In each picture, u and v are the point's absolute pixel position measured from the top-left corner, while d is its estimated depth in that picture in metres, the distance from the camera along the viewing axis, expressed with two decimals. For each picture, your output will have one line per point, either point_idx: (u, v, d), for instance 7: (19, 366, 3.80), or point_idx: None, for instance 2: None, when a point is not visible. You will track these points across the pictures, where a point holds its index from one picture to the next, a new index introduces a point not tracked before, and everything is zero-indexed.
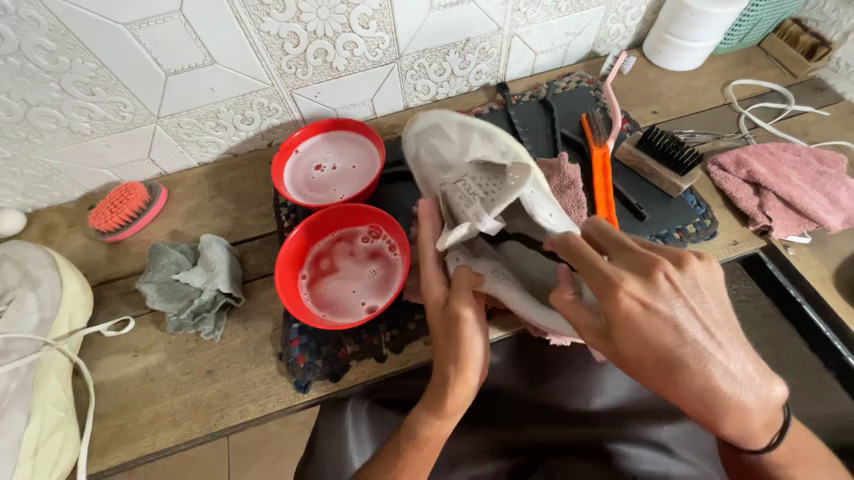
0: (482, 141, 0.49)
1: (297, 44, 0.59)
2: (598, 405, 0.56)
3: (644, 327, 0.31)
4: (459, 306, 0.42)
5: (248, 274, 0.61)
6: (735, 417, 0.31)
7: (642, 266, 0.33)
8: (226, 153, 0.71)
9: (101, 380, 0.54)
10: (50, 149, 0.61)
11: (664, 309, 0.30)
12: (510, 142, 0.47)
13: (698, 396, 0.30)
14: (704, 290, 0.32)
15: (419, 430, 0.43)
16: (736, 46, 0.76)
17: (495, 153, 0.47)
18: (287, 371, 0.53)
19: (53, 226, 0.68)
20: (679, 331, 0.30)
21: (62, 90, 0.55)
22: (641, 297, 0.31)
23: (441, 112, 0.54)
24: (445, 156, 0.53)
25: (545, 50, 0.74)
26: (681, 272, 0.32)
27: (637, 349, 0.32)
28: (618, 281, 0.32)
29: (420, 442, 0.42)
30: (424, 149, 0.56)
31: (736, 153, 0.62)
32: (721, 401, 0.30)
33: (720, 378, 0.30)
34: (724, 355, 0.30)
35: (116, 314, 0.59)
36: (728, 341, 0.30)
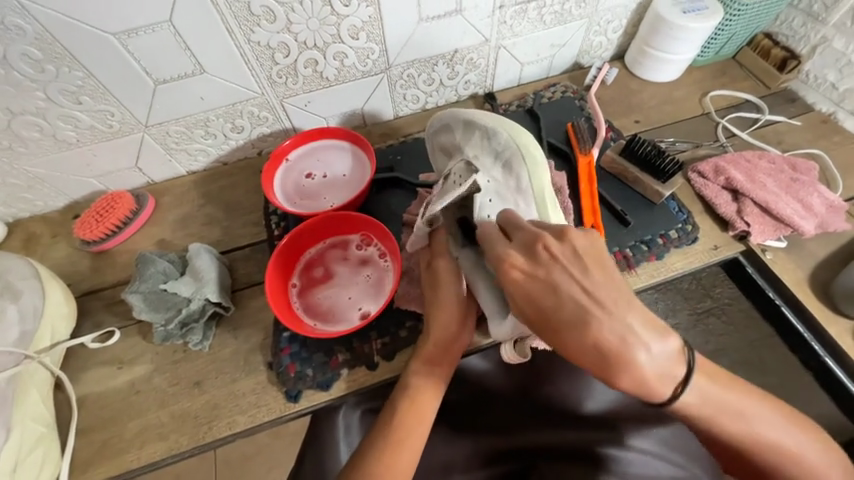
0: (481, 139, 0.48)
1: (287, 54, 0.60)
2: (590, 407, 0.56)
3: (528, 289, 0.36)
4: (438, 260, 0.50)
5: (238, 283, 0.60)
6: (632, 369, 0.33)
7: (527, 242, 0.37)
8: (215, 162, 0.71)
9: (84, 393, 0.53)
10: (34, 157, 0.60)
11: (543, 275, 0.35)
12: (510, 139, 0.46)
13: (584, 347, 0.33)
14: (583, 257, 0.35)
15: (409, 380, 0.46)
16: (712, 58, 0.80)
17: (491, 154, 0.47)
18: (277, 381, 0.53)
19: (36, 236, 0.66)
20: (557, 292, 0.35)
21: (48, 99, 0.54)
22: (526, 268, 0.36)
23: (450, 112, 0.52)
24: (452, 151, 0.53)
25: (531, 61, 0.76)
26: (561, 243, 0.36)
27: (532, 312, 0.36)
28: (506, 257, 0.37)
29: (418, 410, 0.45)
30: (440, 147, 0.55)
31: (715, 161, 0.65)
32: (610, 353, 0.33)
33: (603, 332, 0.33)
34: (604, 310, 0.33)
35: (100, 325, 0.58)
36: (610, 300, 0.34)
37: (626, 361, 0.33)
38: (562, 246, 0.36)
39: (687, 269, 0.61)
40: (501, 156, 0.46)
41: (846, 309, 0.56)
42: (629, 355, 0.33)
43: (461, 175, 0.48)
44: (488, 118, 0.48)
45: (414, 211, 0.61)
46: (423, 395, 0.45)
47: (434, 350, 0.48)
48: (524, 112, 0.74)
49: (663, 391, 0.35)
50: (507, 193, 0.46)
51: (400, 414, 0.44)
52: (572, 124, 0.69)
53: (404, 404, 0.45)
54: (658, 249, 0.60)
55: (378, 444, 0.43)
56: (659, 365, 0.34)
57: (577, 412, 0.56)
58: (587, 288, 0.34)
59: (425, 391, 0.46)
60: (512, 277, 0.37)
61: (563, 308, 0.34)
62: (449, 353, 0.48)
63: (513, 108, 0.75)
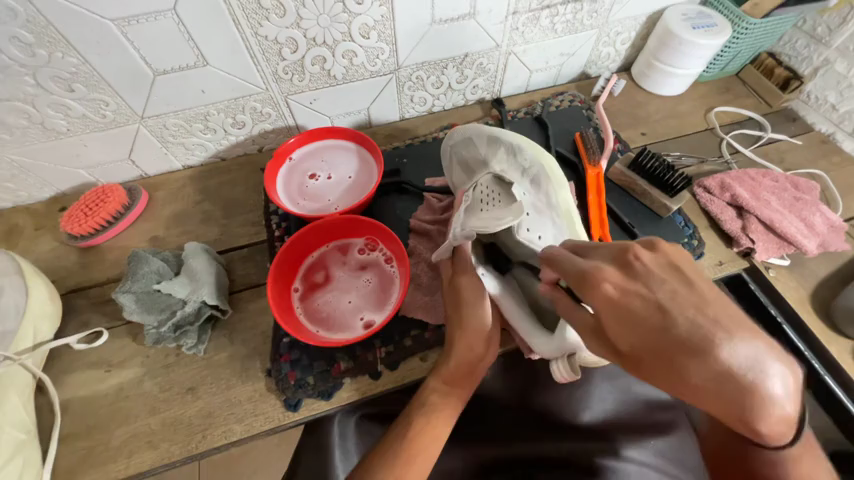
0: (507, 154, 0.49)
1: (295, 49, 0.58)
2: (588, 418, 0.55)
3: (629, 307, 0.28)
4: (459, 276, 0.48)
5: (236, 285, 0.58)
6: (767, 415, 0.24)
7: (615, 254, 0.30)
8: (214, 157, 0.68)
9: (68, 398, 0.50)
10: (20, 146, 0.57)
11: (640, 287, 0.28)
12: (536, 156, 0.48)
13: (712, 387, 0.24)
14: (680, 271, 0.28)
15: (428, 397, 0.45)
16: (717, 74, 0.81)
17: (518, 170, 0.49)
18: (276, 389, 0.51)
19: (18, 228, 0.63)
20: (665, 311, 0.26)
21: (39, 85, 0.51)
22: (619, 280, 0.29)
23: (473, 126, 0.53)
24: (472, 166, 0.53)
25: (540, 69, 0.76)
26: (654, 252, 0.29)
27: (639, 343, 0.27)
28: (596, 271, 0.30)
29: (433, 430, 0.43)
30: (457, 161, 0.55)
31: (720, 177, 0.65)
32: (737, 389, 0.24)
33: (732, 363, 0.24)
34: (731, 341, 0.24)
35: (87, 325, 0.55)
36: (731, 321, 0.24)
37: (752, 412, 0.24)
38: (657, 256, 0.29)
39: None
40: (529, 172, 0.48)
41: (845, 328, 0.57)
42: (758, 395, 0.24)
43: (493, 189, 0.49)
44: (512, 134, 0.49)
45: (421, 217, 0.61)
46: (442, 415, 0.44)
47: (457, 371, 0.46)
48: (532, 120, 0.73)
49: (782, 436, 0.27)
50: (543, 207, 0.47)
51: (415, 433, 0.43)
52: (580, 134, 0.69)
53: (421, 424, 0.43)
54: None
55: (386, 462, 0.41)
56: (792, 407, 0.25)
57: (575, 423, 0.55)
58: (701, 307, 0.25)
59: (442, 411, 0.44)
60: (604, 292, 0.29)
61: (673, 332, 0.25)
62: (471, 376, 0.46)
63: (521, 116, 0.74)
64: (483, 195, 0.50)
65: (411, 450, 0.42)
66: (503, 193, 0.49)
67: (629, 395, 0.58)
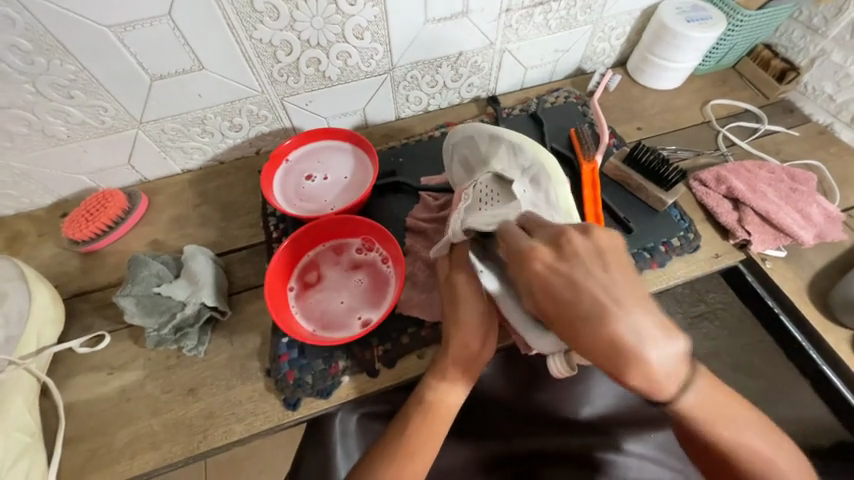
0: (507, 154, 0.48)
1: (290, 52, 0.58)
2: (588, 413, 0.56)
3: (549, 282, 0.33)
4: (454, 273, 0.48)
5: (235, 286, 0.59)
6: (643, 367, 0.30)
7: (552, 237, 0.35)
8: (212, 160, 0.69)
9: (71, 400, 0.51)
10: (21, 153, 0.57)
11: (567, 270, 0.32)
12: (536, 154, 0.47)
13: (603, 344, 0.30)
14: (605, 255, 0.33)
15: (425, 394, 0.45)
16: (713, 67, 0.80)
17: (518, 169, 0.48)
18: (275, 388, 0.51)
19: (21, 234, 0.64)
20: (577, 289, 0.31)
21: (38, 93, 0.52)
22: (550, 260, 0.33)
23: (473, 124, 0.52)
24: (473, 164, 0.53)
25: (535, 65, 0.76)
26: (585, 237, 0.34)
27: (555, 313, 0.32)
28: (529, 251, 0.35)
29: (431, 428, 0.43)
30: (458, 159, 0.56)
31: (717, 170, 0.65)
32: (625, 347, 0.30)
33: (621, 327, 0.30)
34: (621, 307, 0.30)
35: (89, 329, 0.56)
36: (620, 293, 0.31)
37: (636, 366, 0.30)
38: (587, 241, 0.33)
39: (689, 276, 0.61)
40: (529, 171, 0.47)
41: (844, 319, 0.56)
42: (637, 352, 0.30)
43: (493, 188, 0.49)
44: (512, 133, 0.48)
45: (417, 216, 0.61)
46: (439, 413, 0.44)
47: (454, 367, 0.46)
48: (527, 117, 0.73)
49: (667, 388, 0.32)
50: (542, 206, 0.46)
51: (413, 431, 0.43)
52: (576, 130, 0.69)
53: (418, 422, 0.43)
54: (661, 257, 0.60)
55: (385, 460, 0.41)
56: (666, 364, 0.31)
57: (574, 418, 0.56)
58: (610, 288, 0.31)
59: (440, 408, 0.44)
60: (533, 270, 0.34)
61: (581, 305, 0.31)
62: (469, 373, 0.46)
63: (516, 113, 0.74)
64: (483, 194, 0.50)
65: (410, 448, 0.42)
66: (503, 193, 0.49)
67: (630, 390, 0.57)
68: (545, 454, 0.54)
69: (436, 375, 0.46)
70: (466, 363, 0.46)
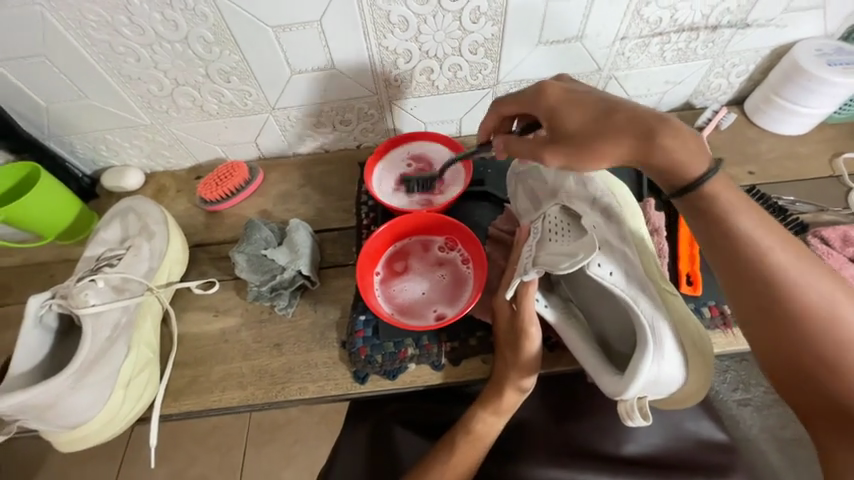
0: (576, 185, 0.51)
1: (409, 60, 0.64)
2: (631, 451, 0.54)
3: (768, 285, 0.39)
4: (525, 324, 0.49)
5: (324, 261, 0.65)
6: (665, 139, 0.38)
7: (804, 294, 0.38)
8: (320, 147, 0.77)
9: (183, 331, 0.60)
10: (181, 122, 0.70)
11: (575, 90, 0.44)
12: (608, 189, 0.49)
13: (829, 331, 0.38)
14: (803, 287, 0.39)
15: (474, 424, 0.50)
16: (851, 117, 0.72)
17: (588, 199, 0.49)
18: (347, 360, 0.56)
19: (165, 188, 0.77)
20: (602, 109, 0.41)
21: (206, 75, 0.63)
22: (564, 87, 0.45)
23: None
24: (540, 195, 0.54)
25: (640, 95, 0.74)
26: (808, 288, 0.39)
27: (568, 109, 0.43)
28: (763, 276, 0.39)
29: (473, 449, 0.50)
30: (522, 189, 0.58)
31: (844, 229, 0.59)
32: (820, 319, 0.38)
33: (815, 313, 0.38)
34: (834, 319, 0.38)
35: (204, 275, 0.65)
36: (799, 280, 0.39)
37: (666, 121, 0.38)
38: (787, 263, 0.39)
39: None
40: (599, 202, 0.49)
41: None
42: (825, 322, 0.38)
43: (561, 220, 0.50)
44: None
45: (500, 226, 0.63)
46: (481, 438, 0.50)
47: (498, 400, 0.50)
48: None
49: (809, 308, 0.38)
50: (613, 241, 0.46)
51: (457, 457, 0.49)
52: None
53: (463, 450, 0.50)
54: None
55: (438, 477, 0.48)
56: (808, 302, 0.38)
57: (618, 456, 0.53)
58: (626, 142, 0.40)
59: (482, 432, 0.50)
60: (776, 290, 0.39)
61: (610, 109, 0.40)
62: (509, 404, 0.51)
63: None
64: (550, 226, 0.51)
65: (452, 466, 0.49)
66: (571, 225, 0.49)
67: (721, 452, 0.54)
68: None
69: (483, 406, 0.51)
70: (513, 402, 0.50)
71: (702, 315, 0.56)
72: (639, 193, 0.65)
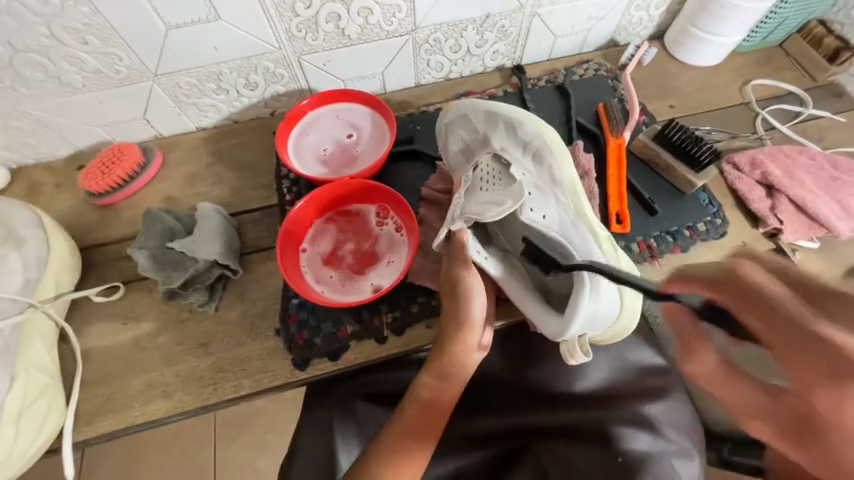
0: (507, 132, 0.48)
1: (309, 5, 0.55)
2: (581, 387, 0.54)
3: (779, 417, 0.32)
4: (461, 271, 0.47)
5: (247, 246, 0.59)
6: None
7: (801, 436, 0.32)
8: (227, 119, 0.67)
9: (89, 346, 0.53)
10: (38, 100, 0.57)
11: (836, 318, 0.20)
12: (537, 131, 0.48)
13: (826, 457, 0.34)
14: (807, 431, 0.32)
15: (422, 391, 0.45)
16: (758, 44, 0.75)
17: (520, 145, 0.48)
18: (284, 348, 0.52)
19: (39, 184, 0.64)
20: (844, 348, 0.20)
21: (52, 36, 0.51)
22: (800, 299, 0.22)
23: (469, 101, 0.52)
24: (472, 144, 0.51)
25: (565, 34, 0.71)
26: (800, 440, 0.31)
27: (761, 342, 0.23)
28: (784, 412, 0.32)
29: (430, 423, 0.44)
30: (453, 139, 0.53)
31: (752, 153, 0.62)
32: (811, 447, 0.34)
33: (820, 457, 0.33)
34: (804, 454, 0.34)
35: (106, 280, 0.57)
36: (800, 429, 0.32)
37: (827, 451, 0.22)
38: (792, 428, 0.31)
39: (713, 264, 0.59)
40: (530, 147, 0.47)
41: None
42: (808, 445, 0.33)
43: (493, 168, 0.49)
44: (512, 110, 0.49)
45: (433, 186, 0.59)
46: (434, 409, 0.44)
47: (450, 366, 0.45)
48: (553, 89, 0.69)
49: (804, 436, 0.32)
50: (545, 186, 0.46)
51: (407, 429, 0.43)
52: (604, 105, 0.65)
53: (412, 419, 0.44)
54: (684, 241, 0.58)
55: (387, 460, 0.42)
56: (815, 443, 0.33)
57: (568, 392, 0.54)
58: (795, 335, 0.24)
59: (437, 403, 0.45)
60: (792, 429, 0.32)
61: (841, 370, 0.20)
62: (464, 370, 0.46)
63: (542, 84, 0.71)
64: (484, 174, 0.49)
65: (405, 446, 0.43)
66: (504, 173, 0.49)
67: None
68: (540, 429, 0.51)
69: (433, 373, 0.45)
70: (461, 358, 0.46)
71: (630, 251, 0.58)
72: (569, 136, 0.65)
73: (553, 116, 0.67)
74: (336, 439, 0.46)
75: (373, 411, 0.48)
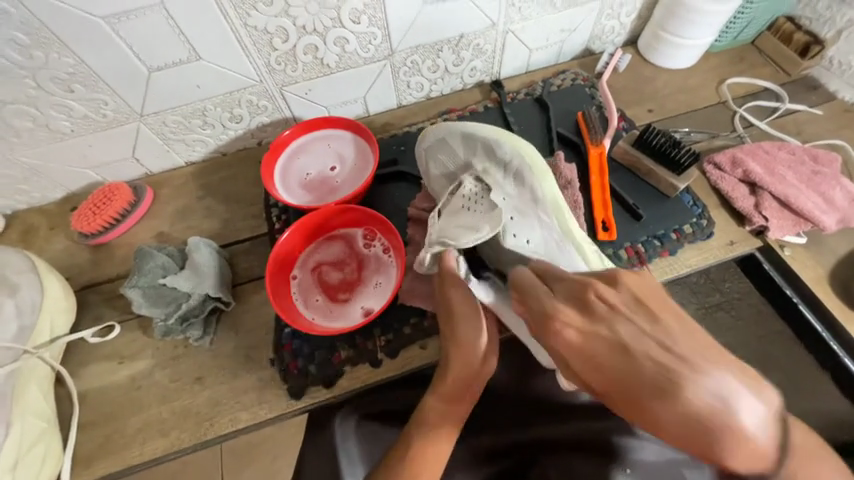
0: (486, 153, 0.46)
1: (286, 39, 0.57)
2: (589, 397, 0.51)
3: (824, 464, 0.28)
4: (447, 292, 0.47)
5: (239, 278, 0.59)
6: (738, 442, 0.26)
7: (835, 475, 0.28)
8: (215, 152, 0.69)
9: (86, 387, 0.53)
10: (29, 148, 0.58)
11: (605, 333, 0.30)
12: (515, 149, 0.44)
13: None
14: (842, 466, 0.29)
15: (428, 415, 0.43)
16: (730, 44, 0.76)
17: (500, 168, 0.46)
18: (279, 378, 0.52)
19: (33, 228, 0.65)
20: (628, 352, 0.28)
21: (39, 87, 0.53)
22: (581, 324, 0.31)
23: (445, 125, 0.49)
24: (454, 167, 0.51)
25: (541, 47, 0.73)
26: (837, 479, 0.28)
27: (599, 382, 0.30)
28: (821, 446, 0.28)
29: (438, 445, 0.42)
30: (436, 164, 0.52)
31: (732, 152, 0.63)
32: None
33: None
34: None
35: (100, 320, 0.57)
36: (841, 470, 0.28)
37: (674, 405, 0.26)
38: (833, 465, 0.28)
39: (702, 264, 0.59)
40: (510, 167, 0.45)
41: None
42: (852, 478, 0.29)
43: (475, 191, 0.47)
44: (487, 130, 0.46)
45: (419, 205, 0.60)
46: (441, 431, 0.43)
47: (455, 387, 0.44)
48: (532, 101, 0.71)
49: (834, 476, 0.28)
50: (527, 207, 0.44)
51: (413, 454, 0.41)
52: (583, 114, 0.67)
53: (419, 442, 0.42)
54: (671, 244, 0.59)
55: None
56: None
57: (574, 403, 0.51)
58: (663, 344, 0.28)
59: (445, 424, 0.43)
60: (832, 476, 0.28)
61: (639, 373, 0.28)
62: (470, 390, 0.44)
63: (521, 97, 0.72)
64: (465, 198, 0.48)
65: (416, 466, 0.41)
66: (485, 195, 0.47)
67: None
68: (546, 442, 0.50)
69: (438, 396, 0.44)
70: (460, 375, 0.44)
71: (620, 258, 0.58)
72: (550, 147, 0.65)
73: (534, 128, 0.68)
74: (339, 461, 0.48)
75: (373, 431, 0.51)
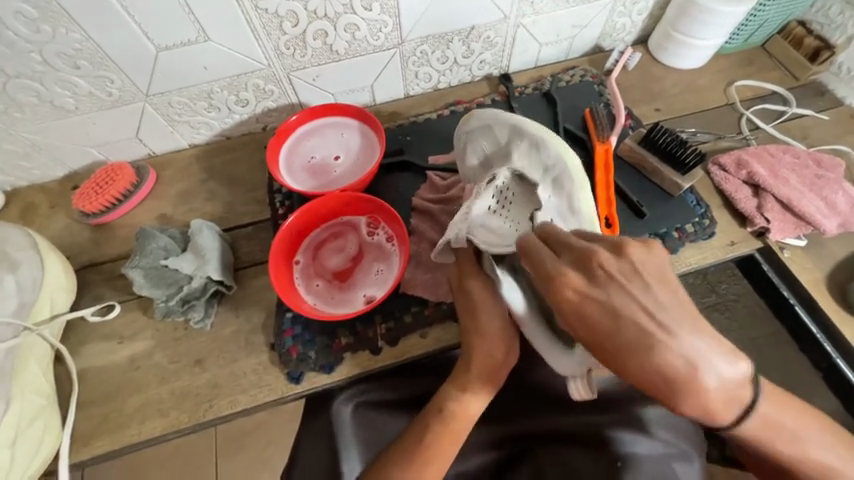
0: (529, 150, 0.43)
1: (296, 23, 0.56)
2: None
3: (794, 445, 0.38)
4: (466, 280, 0.47)
5: (240, 262, 0.59)
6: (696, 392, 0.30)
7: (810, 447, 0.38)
8: (219, 135, 0.68)
9: (85, 366, 0.53)
10: (31, 124, 0.58)
11: (603, 298, 0.30)
12: (561, 153, 0.42)
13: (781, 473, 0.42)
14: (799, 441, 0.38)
15: (446, 403, 0.44)
16: (741, 45, 0.76)
17: (539, 169, 0.43)
18: (279, 362, 0.52)
19: (34, 206, 0.65)
20: (617, 316, 0.30)
21: (44, 62, 0.52)
22: (581, 286, 0.31)
23: (492, 112, 0.46)
24: (492, 160, 0.47)
25: (551, 42, 0.72)
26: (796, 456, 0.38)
27: (584, 331, 0.31)
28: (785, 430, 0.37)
29: (453, 432, 0.43)
30: (472, 152, 0.49)
31: (737, 154, 0.63)
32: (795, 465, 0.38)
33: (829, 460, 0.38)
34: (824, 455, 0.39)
35: (100, 299, 0.57)
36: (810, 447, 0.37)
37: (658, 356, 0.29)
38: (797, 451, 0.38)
39: (702, 264, 0.60)
40: (551, 172, 0.42)
41: None
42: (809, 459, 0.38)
43: (515, 189, 0.45)
44: (536, 126, 0.43)
45: (424, 196, 0.60)
46: (459, 417, 0.44)
47: (476, 377, 0.45)
48: (540, 96, 0.70)
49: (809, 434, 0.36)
50: (565, 214, 0.41)
51: (430, 437, 0.43)
52: (591, 110, 0.66)
53: (435, 429, 0.44)
54: (673, 242, 0.59)
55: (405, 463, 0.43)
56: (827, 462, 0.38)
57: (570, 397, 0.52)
58: (648, 309, 0.30)
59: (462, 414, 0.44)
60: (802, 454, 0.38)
61: (624, 333, 0.30)
62: (491, 381, 0.45)
63: (529, 91, 0.71)
64: (503, 192, 0.45)
65: (429, 449, 0.43)
66: (521, 195, 0.45)
67: None
68: (541, 435, 0.50)
69: (457, 384, 0.45)
70: (480, 365, 0.45)
71: None
72: None
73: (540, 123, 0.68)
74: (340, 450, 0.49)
75: (370, 418, 0.51)
